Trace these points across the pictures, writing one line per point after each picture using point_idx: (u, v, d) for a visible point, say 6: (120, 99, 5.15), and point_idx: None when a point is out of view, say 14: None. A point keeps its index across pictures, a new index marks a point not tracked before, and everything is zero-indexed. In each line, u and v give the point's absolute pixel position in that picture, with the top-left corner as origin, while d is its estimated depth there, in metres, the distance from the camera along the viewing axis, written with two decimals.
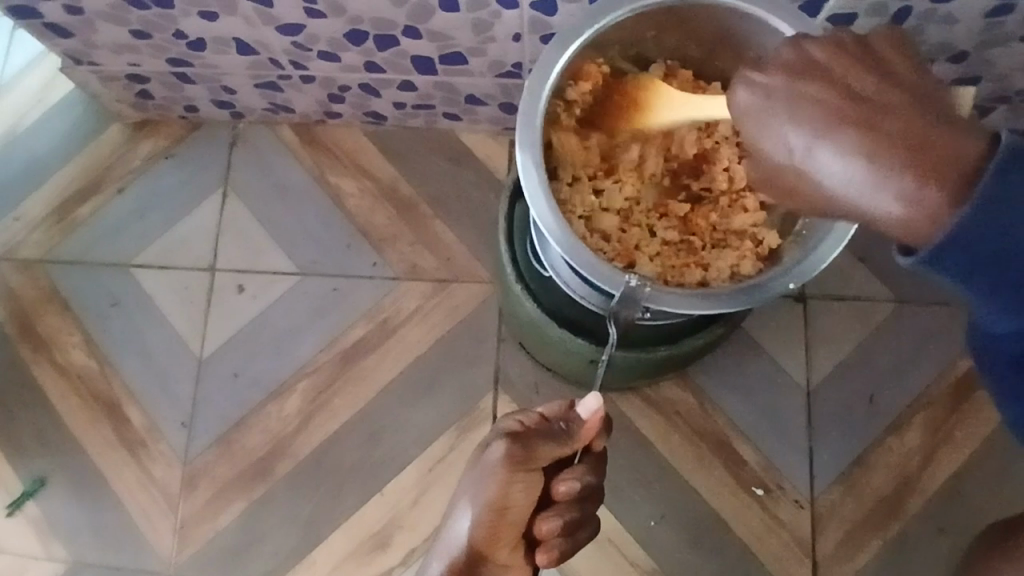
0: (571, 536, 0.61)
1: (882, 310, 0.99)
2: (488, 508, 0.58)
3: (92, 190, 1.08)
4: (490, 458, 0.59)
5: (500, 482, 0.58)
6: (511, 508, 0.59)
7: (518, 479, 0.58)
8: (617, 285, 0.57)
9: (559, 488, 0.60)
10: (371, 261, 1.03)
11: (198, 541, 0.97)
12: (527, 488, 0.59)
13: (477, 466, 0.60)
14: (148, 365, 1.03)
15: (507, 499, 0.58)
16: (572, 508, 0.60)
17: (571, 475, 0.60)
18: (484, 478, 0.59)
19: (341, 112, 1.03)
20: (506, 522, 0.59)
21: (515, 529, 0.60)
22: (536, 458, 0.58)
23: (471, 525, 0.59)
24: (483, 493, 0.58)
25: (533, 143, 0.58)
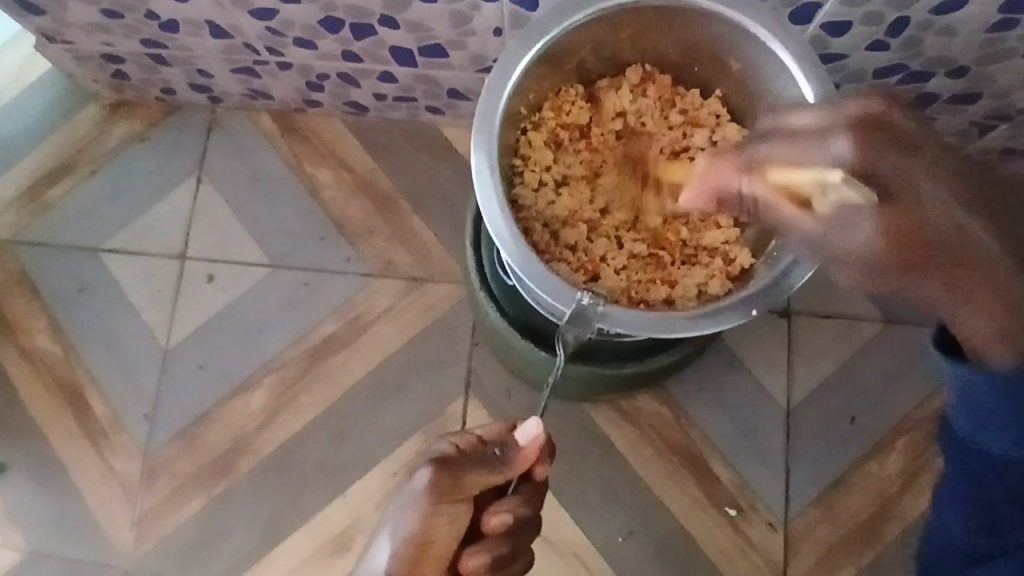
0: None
1: (868, 329, 0.96)
2: (409, 540, 0.57)
3: (65, 171, 1.05)
4: (416, 485, 0.57)
5: (424, 512, 0.56)
6: (434, 542, 0.57)
7: (443, 510, 0.57)
8: (569, 302, 0.54)
9: (490, 520, 0.57)
10: (345, 255, 1.00)
11: (157, 537, 0.95)
12: (453, 519, 0.57)
13: (404, 493, 0.59)
14: (113, 354, 1.00)
15: (430, 530, 0.57)
16: (501, 543, 0.57)
17: (502, 506, 0.58)
18: (408, 506, 0.58)
19: (320, 101, 1.00)
20: (429, 557, 0.57)
21: (439, 564, 0.57)
22: (464, 487, 0.57)
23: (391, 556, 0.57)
24: (404, 523, 0.57)
25: (489, 145, 0.56)
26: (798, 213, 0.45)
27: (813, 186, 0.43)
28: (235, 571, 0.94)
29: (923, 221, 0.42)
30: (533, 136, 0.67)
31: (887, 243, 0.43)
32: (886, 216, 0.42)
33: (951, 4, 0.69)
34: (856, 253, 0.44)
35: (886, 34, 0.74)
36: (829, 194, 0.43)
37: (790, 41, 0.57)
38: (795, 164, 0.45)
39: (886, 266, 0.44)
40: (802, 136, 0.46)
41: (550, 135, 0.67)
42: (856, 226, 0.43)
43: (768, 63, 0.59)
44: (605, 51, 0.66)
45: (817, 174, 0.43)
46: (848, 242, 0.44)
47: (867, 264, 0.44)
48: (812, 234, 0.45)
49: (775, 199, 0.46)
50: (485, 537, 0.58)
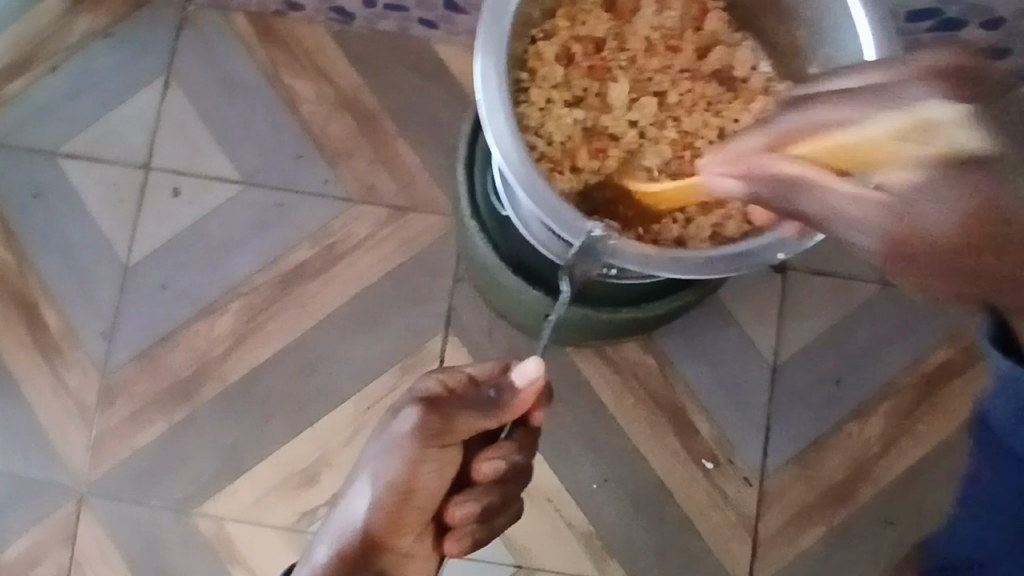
0: (488, 522, 0.56)
1: (864, 290, 0.93)
2: (392, 487, 0.52)
3: (19, 64, 0.95)
4: (401, 428, 0.53)
5: (409, 459, 0.52)
6: (418, 489, 0.53)
7: (431, 455, 0.52)
8: (577, 232, 0.50)
9: (481, 468, 0.53)
10: (324, 177, 0.94)
11: (113, 460, 0.91)
12: (441, 466, 0.53)
13: (386, 434, 0.54)
14: (69, 267, 0.93)
15: (415, 477, 0.52)
16: (492, 491, 0.54)
17: (495, 453, 0.54)
18: (391, 451, 0.53)
19: (304, 3, 0.92)
20: (412, 506, 0.53)
21: (423, 511, 0.54)
22: (454, 430, 0.52)
23: (369, 507, 0.53)
24: (385, 472, 0.53)
25: (498, 49, 0.49)
26: (849, 185, 0.34)
27: (885, 145, 0.32)
28: (194, 498, 0.91)
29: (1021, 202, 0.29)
30: (543, 46, 0.61)
31: (962, 224, 0.29)
32: (938, 181, 0.30)
33: None
34: (918, 238, 0.31)
35: None
36: (940, 133, 0.31)
37: None
38: (842, 129, 0.36)
39: (959, 248, 0.30)
40: (882, 85, 0.35)
41: (562, 47, 0.62)
42: (865, 212, 0.32)
43: None
44: None
45: (926, 120, 0.31)
46: (852, 241, 0.34)
47: (912, 258, 0.31)
48: (857, 210, 0.33)
49: (817, 169, 0.36)
50: (474, 483, 0.55)
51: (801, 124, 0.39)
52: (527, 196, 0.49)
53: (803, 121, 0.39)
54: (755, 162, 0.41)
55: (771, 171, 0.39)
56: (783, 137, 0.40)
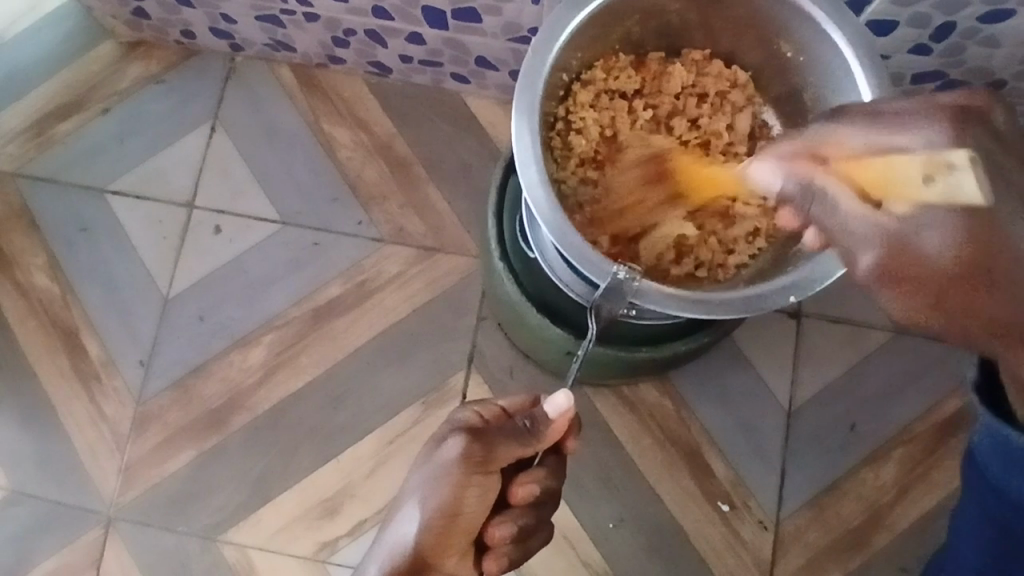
0: (522, 543, 0.59)
1: (876, 337, 0.96)
2: (434, 511, 0.54)
3: (74, 108, 1.02)
4: (445, 456, 0.55)
5: (455, 485, 0.54)
6: (462, 513, 0.55)
7: (475, 481, 0.54)
8: (603, 276, 0.53)
9: (517, 492, 0.56)
10: (357, 218, 0.98)
11: (143, 487, 0.94)
12: (484, 493, 0.55)
13: (430, 462, 0.56)
14: (111, 298, 0.98)
15: (459, 502, 0.54)
16: (528, 513, 0.58)
17: (530, 477, 0.57)
18: (437, 477, 0.55)
19: (344, 58, 0.98)
20: (457, 530, 0.55)
21: (468, 534, 0.56)
22: (496, 459, 0.54)
23: (418, 529, 0.55)
24: (433, 496, 0.55)
25: (532, 108, 0.54)
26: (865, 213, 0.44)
27: (895, 178, 0.42)
28: (220, 526, 0.93)
29: (1004, 240, 0.41)
30: (573, 107, 0.66)
31: (957, 251, 0.42)
32: (964, 219, 0.41)
33: (998, 14, 0.69)
34: (918, 261, 0.43)
35: (930, 37, 0.74)
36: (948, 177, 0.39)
37: (846, 25, 0.55)
38: (871, 153, 0.44)
39: (948, 279, 0.43)
40: (892, 117, 0.44)
41: (594, 101, 0.66)
42: (926, 234, 0.42)
43: (818, 47, 0.58)
44: (651, 22, 0.64)
45: (932, 155, 0.39)
46: (907, 250, 0.43)
47: (902, 266, 0.44)
48: (867, 232, 0.44)
49: (841, 188, 0.45)
50: (511, 507, 0.58)
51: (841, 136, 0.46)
52: (557, 241, 0.53)
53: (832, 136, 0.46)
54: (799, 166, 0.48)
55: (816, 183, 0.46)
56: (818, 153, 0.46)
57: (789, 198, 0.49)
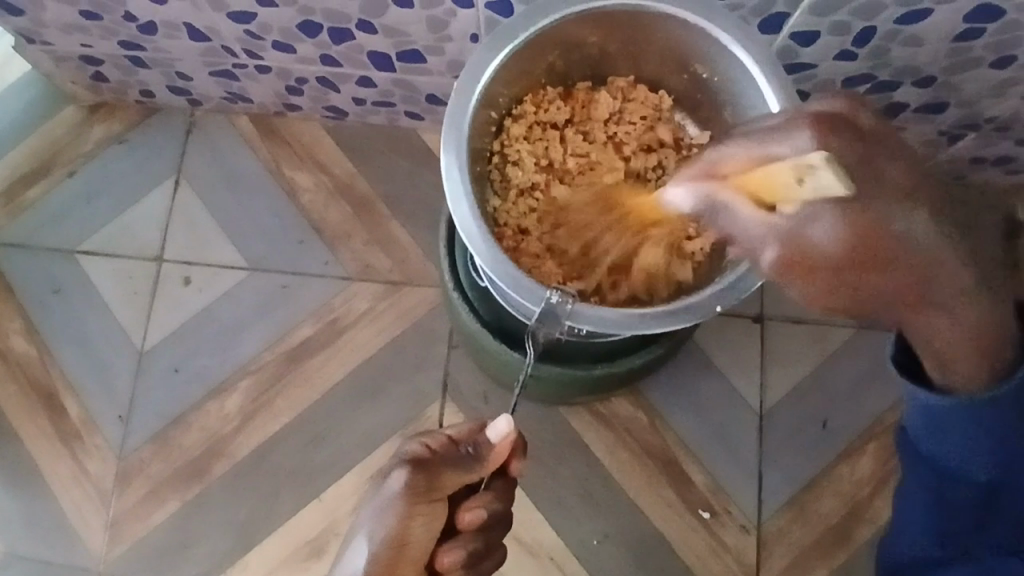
0: (474, 569, 0.59)
1: (840, 334, 0.97)
2: (393, 543, 0.56)
3: (41, 173, 1.04)
4: (390, 488, 0.57)
5: (399, 516, 0.56)
6: (410, 542, 0.56)
7: (420, 510, 0.56)
8: (538, 300, 0.55)
9: (464, 517, 0.57)
10: (324, 259, 1.00)
11: (130, 541, 0.94)
12: (429, 521, 0.56)
13: (378, 495, 0.58)
14: (87, 356, 0.99)
15: (407, 531, 0.56)
16: (477, 538, 0.58)
17: (476, 502, 0.58)
18: (383, 509, 0.57)
19: (300, 105, 1.01)
20: (406, 559, 0.56)
21: (417, 563, 0.57)
22: (440, 487, 0.56)
23: (366, 561, 0.56)
24: (382, 527, 0.56)
25: (458, 147, 0.57)
26: (762, 216, 0.42)
27: (782, 183, 0.40)
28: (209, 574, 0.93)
29: (889, 221, 0.40)
30: (508, 141, 0.69)
31: (845, 243, 0.40)
32: (847, 210, 0.40)
33: (915, 15, 0.72)
34: (813, 255, 0.41)
35: (853, 43, 0.77)
36: (814, 178, 0.39)
37: (753, 44, 0.58)
38: (755, 163, 0.42)
39: (847, 262, 0.41)
40: (771, 130, 0.43)
41: (527, 134, 0.69)
42: (816, 222, 0.40)
43: (731, 66, 0.61)
44: (575, 54, 0.67)
45: (798, 159, 0.39)
46: (806, 244, 0.41)
47: (801, 260, 0.42)
48: (764, 233, 0.43)
49: (737, 199, 0.43)
50: (460, 533, 0.58)
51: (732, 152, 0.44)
52: (491, 270, 0.55)
53: (719, 157, 0.44)
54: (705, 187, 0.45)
55: (714, 198, 0.44)
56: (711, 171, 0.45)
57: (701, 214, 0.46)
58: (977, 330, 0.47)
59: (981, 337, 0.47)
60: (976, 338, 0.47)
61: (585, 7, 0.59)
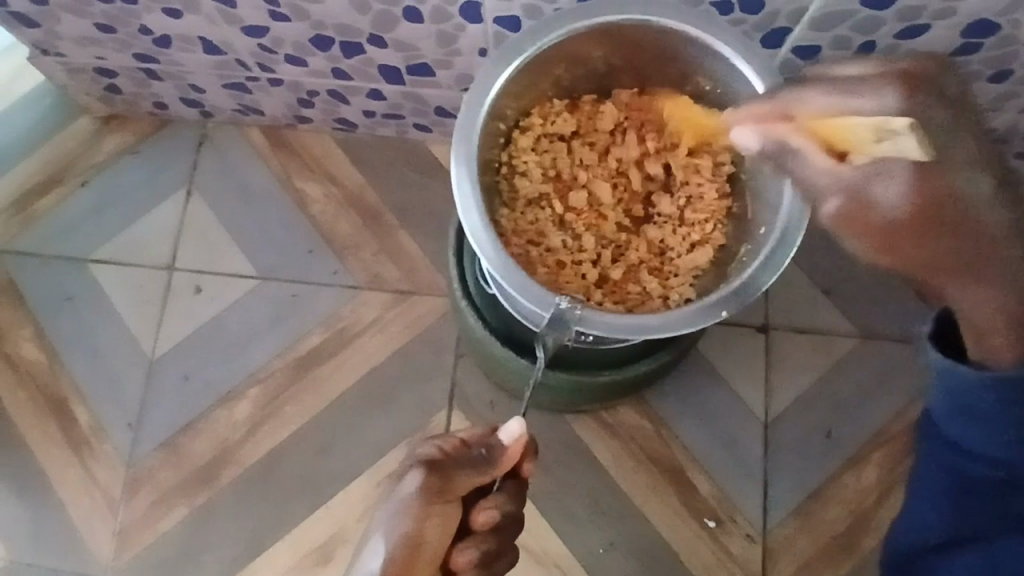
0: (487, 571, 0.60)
1: (844, 344, 0.98)
2: (405, 547, 0.56)
3: (55, 183, 1.06)
4: (405, 489, 0.57)
5: (414, 516, 0.56)
6: (425, 542, 0.57)
7: (435, 511, 0.57)
8: (547, 307, 0.56)
9: (478, 518, 0.59)
10: (333, 268, 1.02)
11: (138, 547, 0.95)
12: (444, 521, 0.57)
13: (392, 497, 0.58)
14: (97, 364, 1.00)
15: (422, 531, 0.56)
16: (490, 539, 0.59)
17: (490, 503, 0.59)
18: (398, 510, 0.57)
19: (310, 117, 1.02)
20: (421, 561, 0.56)
21: (433, 563, 0.57)
22: (454, 488, 0.57)
23: (382, 561, 0.56)
24: (396, 528, 0.57)
25: (468, 158, 0.58)
26: (831, 164, 0.43)
27: (861, 136, 0.41)
28: None
29: (953, 187, 0.42)
30: (516, 152, 0.70)
31: (912, 206, 0.42)
32: (921, 175, 0.41)
33: (915, 30, 0.74)
34: (879, 215, 0.43)
35: None
36: (894, 139, 0.40)
37: (755, 59, 0.60)
38: (838, 110, 0.42)
39: (904, 226, 0.43)
40: (850, 79, 0.43)
41: (534, 145, 0.71)
42: (886, 183, 0.42)
43: (733, 79, 0.62)
44: (580, 68, 0.68)
45: (878, 119, 0.40)
46: (873, 206, 0.43)
47: (868, 219, 0.43)
48: (830, 187, 0.43)
49: (810, 146, 0.43)
50: (473, 533, 0.60)
51: (812, 98, 0.43)
52: (501, 278, 0.56)
53: (796, 101, 0.44)
54: (769, 130, 0.45)
55: (785, 142, 0.44)
56: (781, 112, 0.45)
57: (767, 156, 0.46)
58: (1013, 303, 0.47)
59: (1020, 315, 0.47)
60: (1014, 319, 0.47)
61: (593, 22, 0.61)
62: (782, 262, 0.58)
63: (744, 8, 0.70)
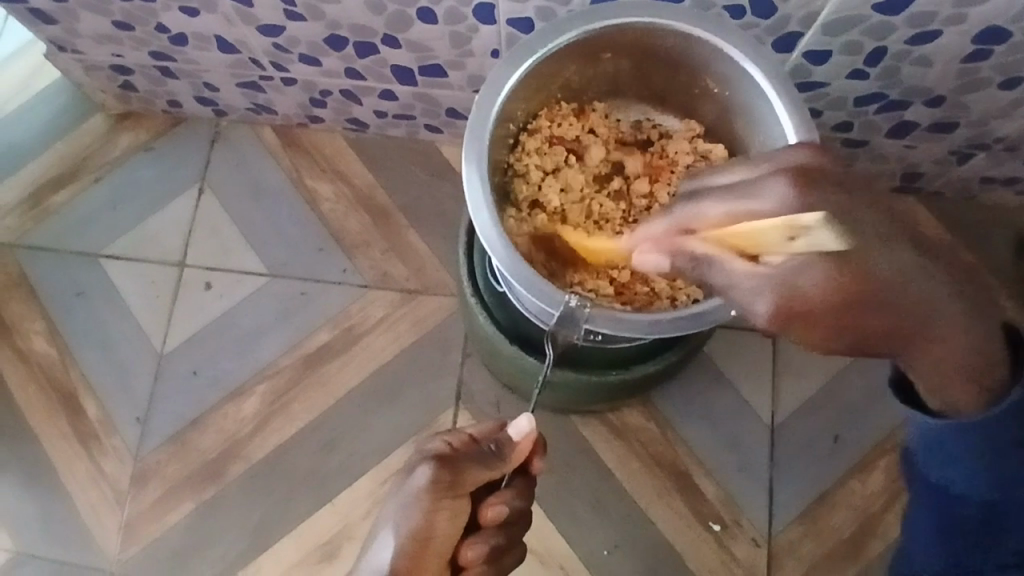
0: (497, 565, 0.60)
1: (851, 349, 0.98)
2: (413, 542, 0.57)
3: (68, 178, 1.07)
4: (416, 483, 0.58)
5: (424, 509, 0.57)
6: (435, 535, 0.57)
7: (444, 505, 0.57)
8: (556, 304, 0.56)
9: (486, 513, 0.59)
10: (342, 266, 1.02)
11: (144, 541, 0.95)
12: (453, 516, 0.58)
13: (402, 491, 0.59)
14: (107, 358, 1.01)
15: (432, 525, 0.57)
16: (500, 533, 0.59)
17: (499, 499, 0.59)
18: (408, 503, 0.57)
19: (323, 117, 1.03)
20: (430, 553, 0.57)
21: (441, 557, 0.58)
22: (463, 483, 0.57)
23: (392, 555, 0.56)
24: (407, 521, 0.57)
25: (479, 157, 0.58)
26: (750, 266, 0.45)
27: (769, 241, 0.43)
28: None
29: (879, 269, 0.44)
30: (525, 154, 0.71)
31: (838, 289, 0.44)
32: (833, 267, 0.43)
33: (926, 36, 0.74)
34: (808, 299, 0.44)
35: (865, 63, 0.78)
36: (805, 237, 0.41)
37: (765, 62, 0.60)
38: (728, 221, 0.46)
39: (841, 310, 0.45)
40: (741, 185, 0.46)
41: (543, 148, 0.72)
42: (806, 270, 0.43)
43: (743, 81, 0.63)
44: (588, 70, 0.69)
45: (789, 216, 0.41)
46: (797, 296, 0.44)
47: (799, 309, 0.45)
48: (754, 286, 0.45)
49: (719, 252, 0.45)
50: (481, 528, 0.60)
51: (710, 208, 0.46)
52: (511, 275, 0.57)
53: (697, 215, 0.47)
54: (678, 243, 0.47)
55: (689, 251, 0.47)
56: (684, 227, 0.47)
57: (683, 269, 0.48)
58: (970, 363, 0.49)
59: (977, 368, 0.49)
60: (970, 370, 0.50)
61: (603, 24, 0.61)
62: None
63: (756, 12, 0.71)
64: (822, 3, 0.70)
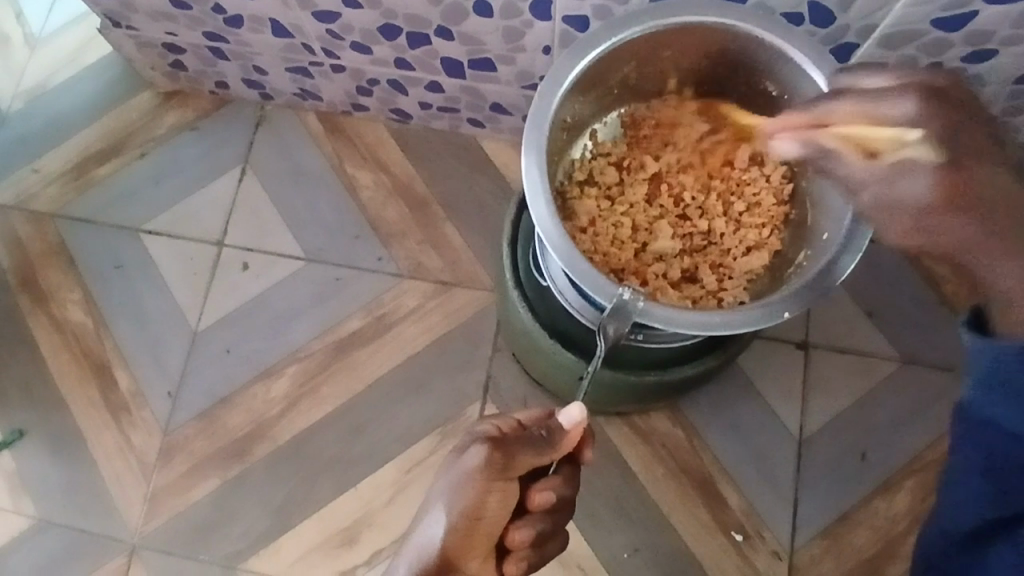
0: (540, 547, 0.62)
1: (883, 367, 0.97)
2: (454, 527, 0.57)
3: (113, 152, 1.08)
4: (466, 464, 0.58)
5: (475, 490, 0.57)
6: (483, 517, 0.58)
7: (494, 488, 0.57)
8: (609, 297, 0.57)
9: (534, 498, 0.60)
10: (377, 255, 1.03)
11: (167, 515, 0.96)
12: (502, 498, 0.58)
13: (453, 470, 0.59)
14: (141, 331, 1.03)
15: (481, 506, 0.57)
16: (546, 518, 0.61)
17: (547, 484, 0.61)
18: (459, 482, 0.58)
19: (367, 105, 1.04)
20: (479, 532, 0.58)
21: (489, 538, 0.59)
22: (514, 467, 0.57)
23: (443, 531, 0.57)
24: (454, 500, 0.57)
25: (538, 148, 0.59)
26: (865, 165, 0.48)
27: (887, 137, 0.47)
28: (242, 553, 0.95)
29: (981, 182, 0.47)
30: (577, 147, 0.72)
31: (942, 197, 0.47)
32: (940, 172, 0.47)
33: (983, 54, 0.73)
34: (906, 205, 0.48)
35: None
36: (906, 143, 0.47)
37: (825, 64, 0.60)
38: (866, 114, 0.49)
39: (934, 214, 0.48)
40: (875, 92, 0.50)
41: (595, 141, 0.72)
42: (916, 176, 0.47)
43: (802, 85, 0.63)
44: (647, 67, 0.69)
45: (899, 131, 0.47)
46: (904, 200, 0.48)
47: (897, 216, 0.49)
48: (865, 178, 0.49)
49: (840, 147, 0.48)
50: (528, 513, 0.61)
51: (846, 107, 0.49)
52: (564, 264, 0.57)
53: (825, 113, 0.50)
54: (811, 136, 0.50)
55: (819, 142, 0.49)
56: (814, 120, 0.50)
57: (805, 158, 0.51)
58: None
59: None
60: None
61: (669, 22, 0.61)
62: (847, 267, 0.58)
63: (814, 20, 0.71)
64: (882, 16, 0.69)
